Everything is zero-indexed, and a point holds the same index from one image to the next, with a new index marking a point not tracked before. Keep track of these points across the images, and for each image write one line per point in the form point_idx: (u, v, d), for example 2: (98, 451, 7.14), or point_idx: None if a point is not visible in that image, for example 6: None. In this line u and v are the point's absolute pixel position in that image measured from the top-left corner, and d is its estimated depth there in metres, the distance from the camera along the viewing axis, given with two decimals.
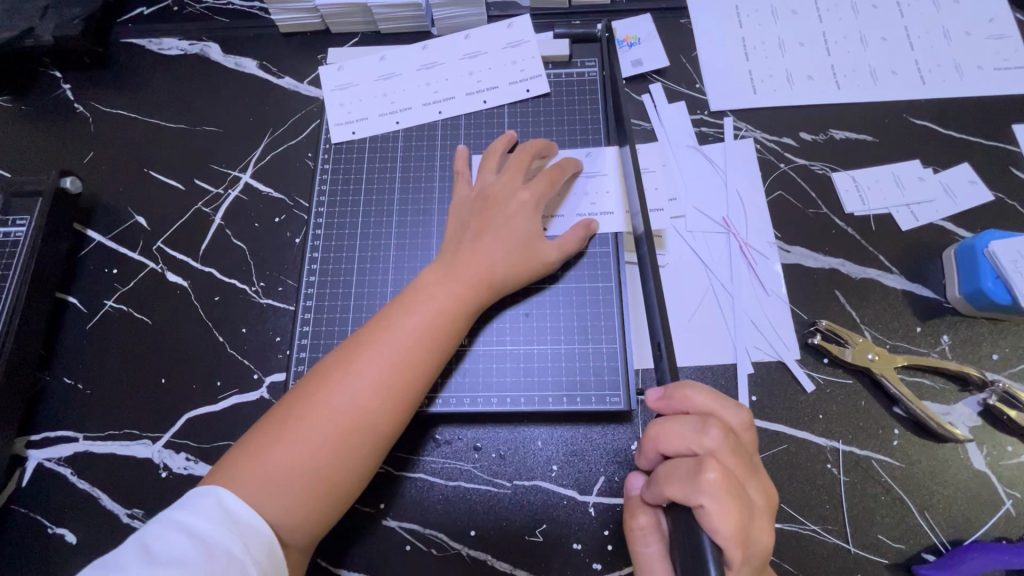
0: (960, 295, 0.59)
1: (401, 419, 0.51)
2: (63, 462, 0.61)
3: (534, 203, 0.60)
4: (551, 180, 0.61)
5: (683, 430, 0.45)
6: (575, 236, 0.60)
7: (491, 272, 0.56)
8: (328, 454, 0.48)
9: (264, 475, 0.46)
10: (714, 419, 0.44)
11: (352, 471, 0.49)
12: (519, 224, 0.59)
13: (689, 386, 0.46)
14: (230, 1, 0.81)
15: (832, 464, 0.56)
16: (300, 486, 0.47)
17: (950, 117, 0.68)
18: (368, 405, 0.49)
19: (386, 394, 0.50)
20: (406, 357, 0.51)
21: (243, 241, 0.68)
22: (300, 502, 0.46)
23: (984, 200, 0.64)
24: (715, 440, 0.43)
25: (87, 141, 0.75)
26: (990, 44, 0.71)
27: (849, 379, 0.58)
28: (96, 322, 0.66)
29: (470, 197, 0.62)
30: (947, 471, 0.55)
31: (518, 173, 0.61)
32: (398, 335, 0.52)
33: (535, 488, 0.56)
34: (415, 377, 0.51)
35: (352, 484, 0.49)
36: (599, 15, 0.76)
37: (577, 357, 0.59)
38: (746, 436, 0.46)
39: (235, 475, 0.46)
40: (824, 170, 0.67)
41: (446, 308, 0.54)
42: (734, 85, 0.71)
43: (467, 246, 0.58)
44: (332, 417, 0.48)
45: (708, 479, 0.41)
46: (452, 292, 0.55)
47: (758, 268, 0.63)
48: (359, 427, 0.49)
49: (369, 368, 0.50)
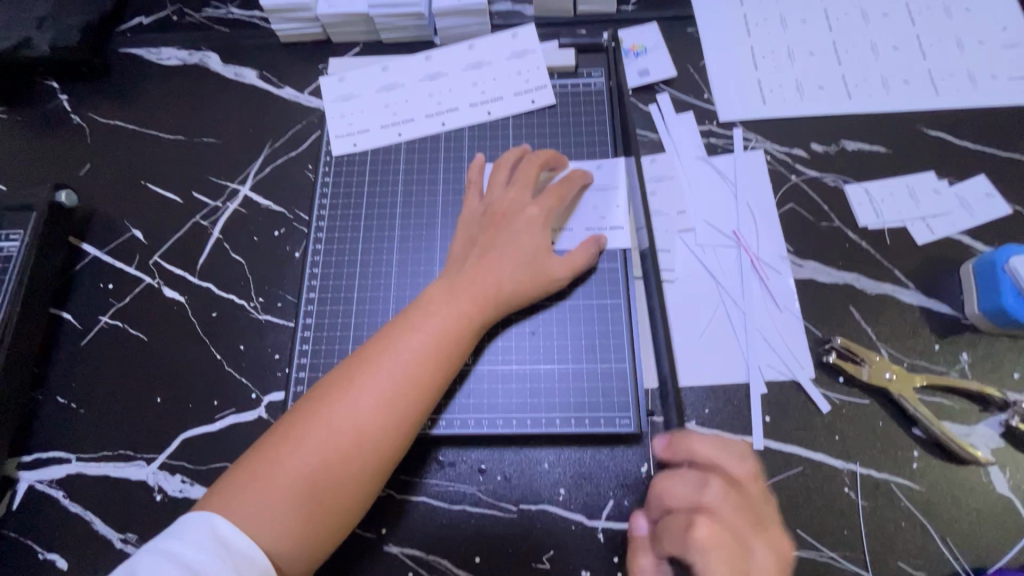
0: (979, 311, 0.57)
1: (403, 442, 0.49)
2: (55, 484, 0.59)
3: (543, 219, 0.58)
4: (559, 195, 0.60)
5: (685, 482, 0.45)
6: (584, 253, 0.58)
7: (497, 288, 0.55)
8: (328, 478, 0.46)
9: (261, 501, 0.44)
10: (714, 472, 0.45)
11: (352, 497, 0.47)
12: (528, 240, 0.57)
13: (694, 437, 0.47)
14: (230, 10, 0.80)
15: (849, 488, 0.54)
16: (299, 512, 0.45)
17: (964, 128, 0.67)
18: (370, 427, 0.48)
19: (390, 415, 0.48)
20: (410, 377, 0.50)
21: (242, 255, 0.67)
22: (298, 529, 0.45)
23: (1002, 213, 0.63)
24: (714, 494, 0.44)
25: (83, 153, 0.74)
26: (1005, 52, 0.69)
27: (866, 399, 0.56)
28: (91, 338, 0.65)
29: (476, 212, 0.60)
30: (969, 495, 0.53)
31: (525, 187, 0.60)
32: (402, 354, 0.50)
33: (541, 512, 0.54)
34: (418, 399, 0.50)
35: (352, 511, 0.47)
36: (604, 24, 0.75)
37: (586, 376, 0.57)
38: (755, 488, 0.46)
39: (230, 500, 0.44)
40: (836, 182, 0.65)
41: (452, 326, 0.52)
42: (743, 95, 0.70)
43: (474, 262, 0.56)
44: (332, 440, 0.47)
45: (703, 537, 0.42)
46: (458, 308, 0.53)
47: (771, 283, 0.61)
48: (361, 450, 0.47)
49: (371, 389, 0.48)
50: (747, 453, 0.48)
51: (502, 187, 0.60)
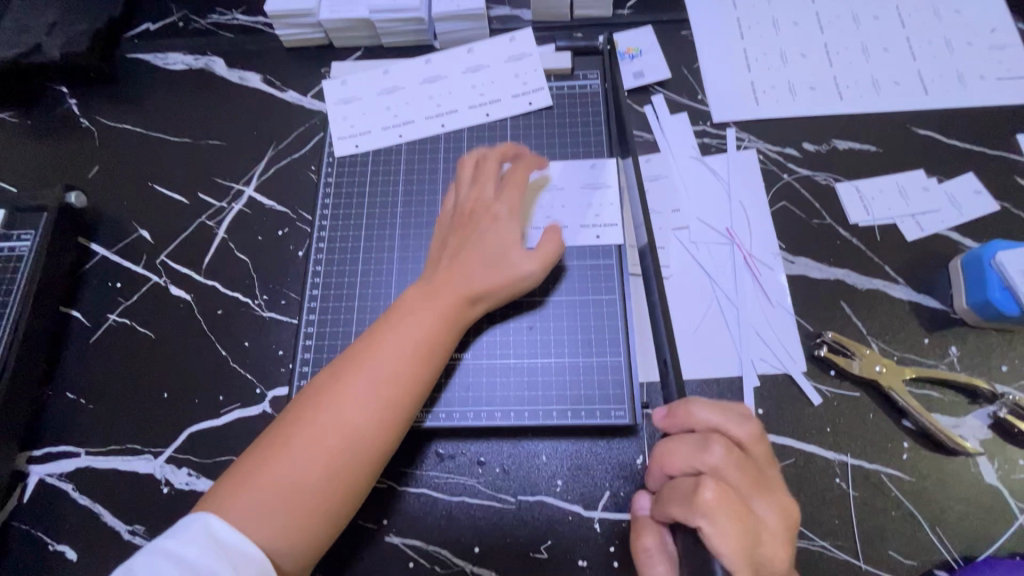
0: (967, 305, 0.58)
1: (393, 438, 0.51)
2: (65, 478, 0.60)
3: (508, 214, 0.60)
4: (518, 186, 0.61)
5: (687, 450, 0.45)
6: (553, 241, 0.59)
7: (472, 285, 0.56)
8: (316, 475, 0.47)
9: (256, 502, 0.46)
10: (717, 435, 0.45)
11: (343, 491, 0.48)
12: (494, 237, 0.58)
13: (692, 402, 0.46)
14: (235, 16, 0.82)
15: (840, 478, 0.55)
16: (290, 509, 0.46)
17: (953, 127, 0.68)
18: (358, 426, 0.49)
19: (371, 410, 0.49)
20: (395, 376, 0.51)
21: (247, 254, 0.69)
22: (291, 525, 0.46)
23: (990, 210, 0.64)
24: (718, 458, 0.43)
25: (91, 156, 0.75)
26: (993, 54, 0.71)
27: (856, 392, 0.57)
28: (100, 336, 0.66)
29: (449, 214, 0.62)
30: (958, 485, 0.54)
31: (489, 185, 0.61)
32: (385, 354, 0.51)
33: (539, 503, 0.55)
34: (404, 396, 0.51)
35: (346, 507, 0.49)
36: (601, 28, 0.77)
37: (582, 370, 0.59)
38: (757, 449, 0.45)
39: (225, 501, 0.46)
40: (827, 181, 0.66)
41: (431, 325, 0.54)
42: (736, 96, 0.71)
43: (449, 264, 0.57)
44: (322, 440, 0.48)
45: (714, 496, 0.41)
46: (438, 309, 0.54)
47: (763, 279, 0.62)
48: (351, 448, 0.48)
49: (357, 390, 0.50)
50: (749, 415, 0.47)
51: (468, 187, 0.62)
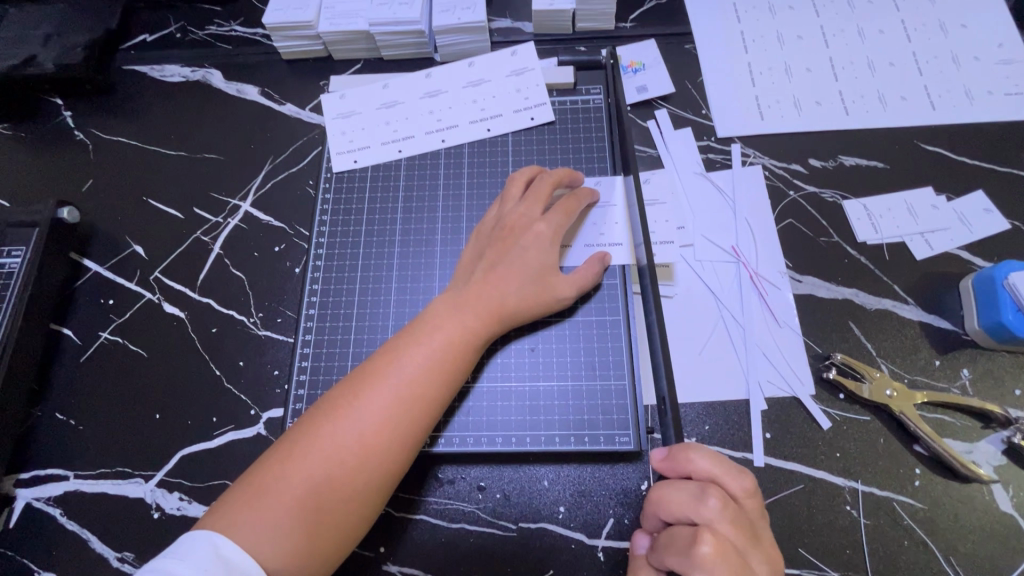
0: (979, 327, 0.57)
1: (406, 459, 0.49)
2: (52, 502, 0.59)
3: (552, 235, 0.58)
4: (569, 212, 0.60)
5: (684, 499, 0.44)
6: (590, 271, 0.58)
7: (504, 303, 0.55)
8: (333, 493, 0.46)
9: (263, 519, 0.44)
10: (714, 486, 0.44)
11: (357, 512, 0.47)
12: (534, 256, 0.57)
13: (694, 449, 0.45)
14: (233, 28, 0.81)
15: (851, 506, 0.53)
16: (302, 529, 0.45)
17: (962, 143, 0.67)
18: (374, 443, 0.48)
19: (394, 430, 0.48)
20: (416, 393, 0.50)
21: (243, 270, 0.67)
22: (300, 545, 0.45)
23: (1000, 228, 0.63)
24: (716, 511, 0.42)
25: (86, 169, 0.74)
26: (1000, 69, 0.70)
27: (866, 415, 0.56)
28: (91, 354, 0.65)
29: (489, 225, 0.61)
30: (972, 514, 0.52)
31: (538, 202, 0.59)
32: (408, 369, 0.50)
33: (540, 530, 0.54)
34: (422, 415, 0.50)
35: (353, 528, 0.47)
36: (603, 41, 0.76)
37: (585, 394, 0.57)
38: (752, 503, 0.44)
39: (235, 518, 0.44)
40: (834, 198, 0.65)
41: (456, 342, 0.52)
42: (740, 111, 0.70)
43: (479, 276, 0.56)
44: (336, 456, 0.47)
45: (707, 549, 0.41)
46: (463, 323, 0.53)
47: (770, 299, 0.61)
48: (367, 469, 0.47)
49: (375, 405, 0.48)
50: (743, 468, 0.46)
51: (516, 200, 0.61)
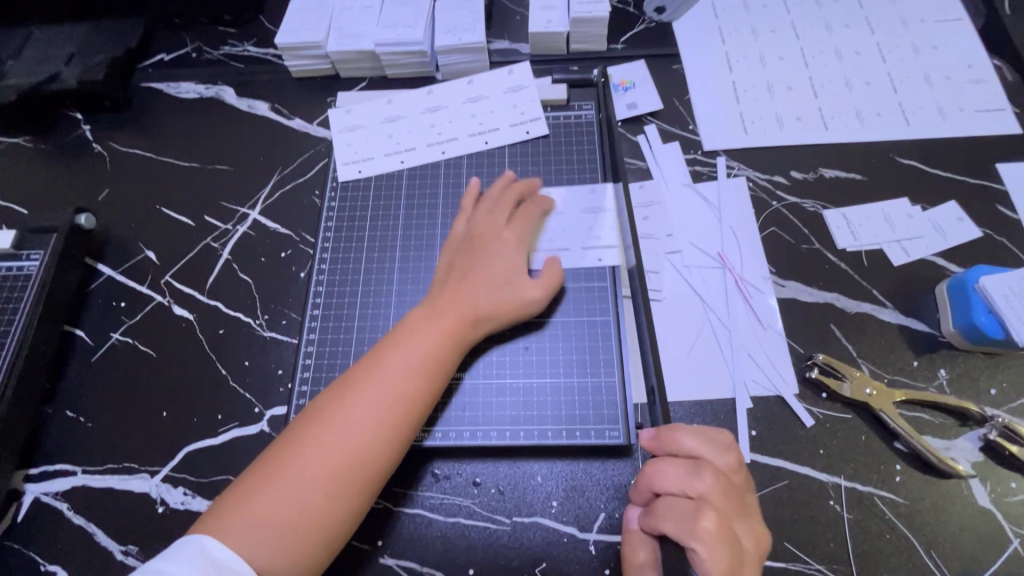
0: (954, 329, 0.59)
1: (393, 459, 0.52)
2: (60, 496, 0.60)
3: (515, 243, 0.62)
4: (526, 219, 0.64)
5: (680, 474, 0.46)
6: (555, 272, 0.61)
7: (479, 307, 0.58)
8: (321, 494, 0.48)
9: (255, 519, 0.46)
10: (705, 463, 0.47)
11: (345, 511, 0.49)
12: (502, 263, 0.60)
13: (679, 429, 0.49)
14: (245, 49, 0.86)
15: (835, 500, 0.55)
16: (292, 530, 0.47)
17: (935, 157, 0.71)
18: (361, 444, 0.50)
19: (378, 432, 0.51)
20: (398, 396, 0.52)
21: (250, 275, 0.70)
22: (290, 545, 0.46)
23: (973, 236, 0.66)
24: (708, 484, 0.46)
25: (102, 179, 0.78)
26: (970, 88, 0.74)
27: (848, 413, 0.58)
28: (102, 354, 0.67)
29: (458, 237, 0.64)
30: (951, 509, 0.54)
31: (501, 213, 0.64)
32: (389, 373, 0.53)
33: (533, 524, 0.55)
34: (406, 416, 0.52)
35: (342, 528, 0.49)
36: (596, 61, 0.80)
37: (577, 390, 0.59)
38: (738, 476, 0.48)
39: (228, 521, 0.46)
40: (815, 208, 0.69)
41: (435, 346, 0.55)
42: (725, 127, 0.74)
43: (455, 284, 0.59)
44: (324, 457, 0.49)
45: (706, 529, 0.43)
46: (441, 329, 0.56)
47: (754, 302, 0.64)
48: (353, 469, 0.49)
49: (359, 408, 0.51)
50: (727, 444, 0.50)
51: (482, 214, 0.65)
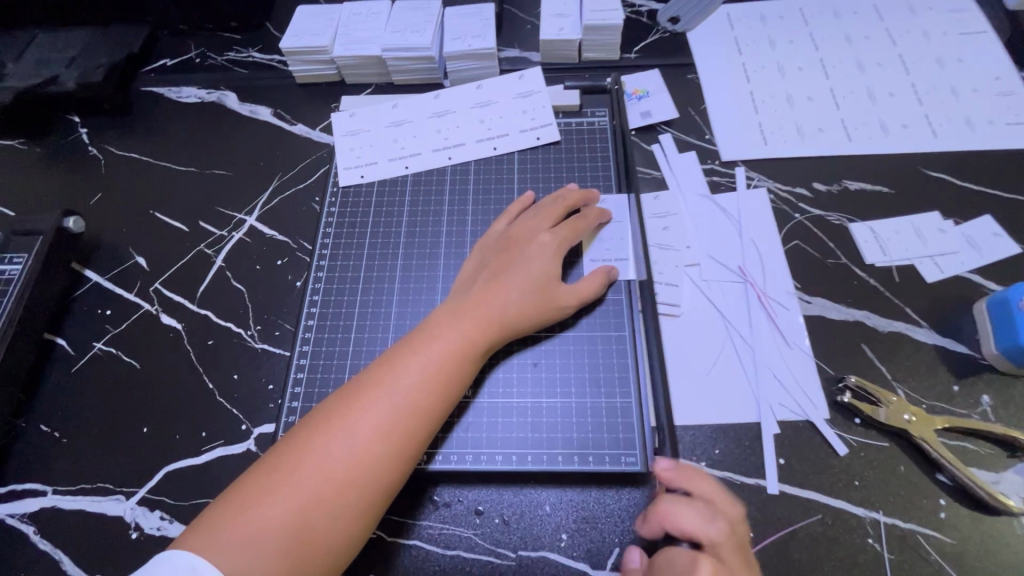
0: (997, 351, 0.55)
1: (401, 476, 0.47)
2: (27, 519, 0.56)
3: (555, 247, 0.58)
4: (574, 228, 0.60)
5: (695, 516, 0.46)
6: (594, 284, 0.58)
7: (506, 308, 0.54)
8: (323, 507, 0.44)
9: (250, 532, 0.42)
10: (718, 510, 0.47)
11: (348, 527, 0.44)
12: (537, 266, 0.57)
13: (699, 476, 0.50)
14: (250, 54, 0.84)
15: (874, 539, 0.50)
16: (290, 544, 0.42)
17: (966, 170, 0.67)
18: (366, 456, 0.46)
19: (389, 440, 0.47)
20: (411, 404, 0.48)
21: (244, 283, 0.67)
22: (285, 562, 0.42)
23: (1010, 252, 0.62)
24: (722, 530, 0.46)
25: (96, 182, 0.75)
26: (999, 100, 0.71)
27: (884, 442, 0.53)
28: (83, 364, 0.63)
29: (493, 237, 0.61)
30: (1003, 550, 0.49)
31: (545, 218, 0.61)
32: (404, 380, 0.49)
33: (541, 560, 0.50)
34: (417, 429, 0.48)
35: (342, 550, 0.44)
36: (608, 70, 0.78)
37: (589, 411, 0.55)
38: (743, 530, 0.48)
39: (217, 533, 0.42)
40: (840, 221, 0.65)
41: (457, 350, 0.51)
42: (744, 136, 0.71)
43: (481, 285, 0.56)
44: (331, 465, 0.45)
45: (711, 574, 0.43)
46: (462, 333, 0.52)
47: (779, 319, 0.60)
48: (360, 480, 0.45)
49: (369, 416, 0.47)
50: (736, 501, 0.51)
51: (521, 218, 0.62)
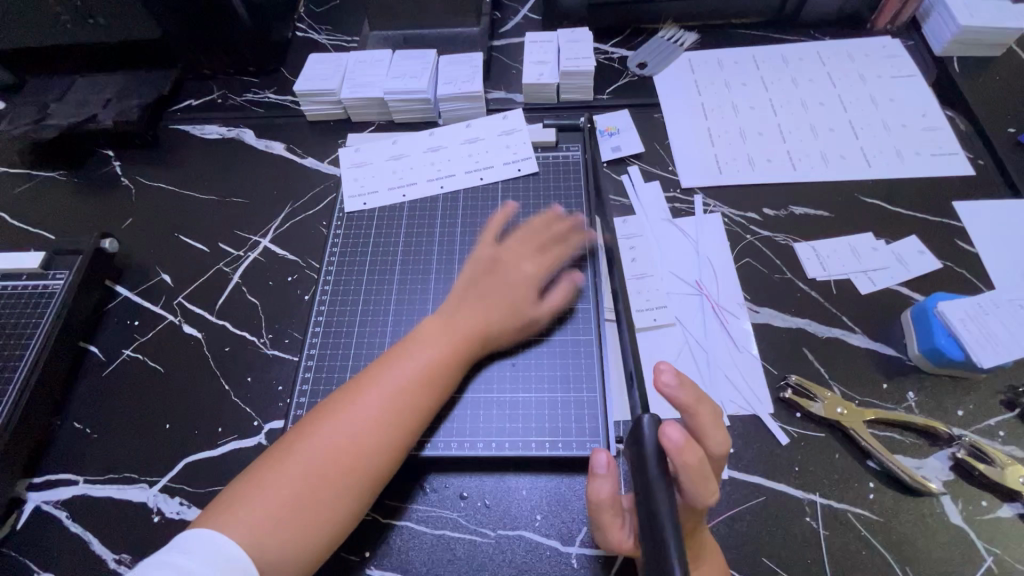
0: (919, 352, 0.63)
1: (395, 457, 0.54)
2: (60, 505, 0.62)
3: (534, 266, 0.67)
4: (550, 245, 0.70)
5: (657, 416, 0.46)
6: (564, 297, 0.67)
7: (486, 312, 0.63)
8: (329, 487, 0.51)
9: (263, 511, 0.49)
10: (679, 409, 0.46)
11: (350, 505, 0.51)
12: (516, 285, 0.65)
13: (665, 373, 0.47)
14: (266, 96, 0.95)
15: (811, 517, 0.56)
16: (300, 519, 0.49)
17: (896, 195, 0.76)
18: (366, 444, 0.53)
19: (387, 430, 0.54)
20: (401, 398, 0.56)
21: (258, 297, 0.75)
22: (296, 534, 0.49)
23: (933, 268, 0.70)
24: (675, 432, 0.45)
25: (127, 209, 0.84)
26: (925, 135, 0.81)
27: (821, 432, 0.61)
28: (113, 369, 0.71)
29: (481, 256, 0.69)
30: (925, 526, 0.55)
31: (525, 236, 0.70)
32: (388, 379, 0.56)
33: (517, 537, 0.57)
34: (409, 420, 0.55)
35: (344, 524, 0.51)
36: (583, 109, 0.88)
37: (561, 404, 0.62)
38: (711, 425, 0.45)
39: (234, 512, 0.48)
40: (786, 241, 0.74)
41: (446, 354, 0.59)
42: (702, 166, 0.81)
43: (469, 301, 0.64)
44: (335, 451, 0.52)
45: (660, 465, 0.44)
46: (452, 342, 0.60)
47: (730, 326, 0.68)
48: (360, 464, 0.52)
49: (369, 409, 0.55)
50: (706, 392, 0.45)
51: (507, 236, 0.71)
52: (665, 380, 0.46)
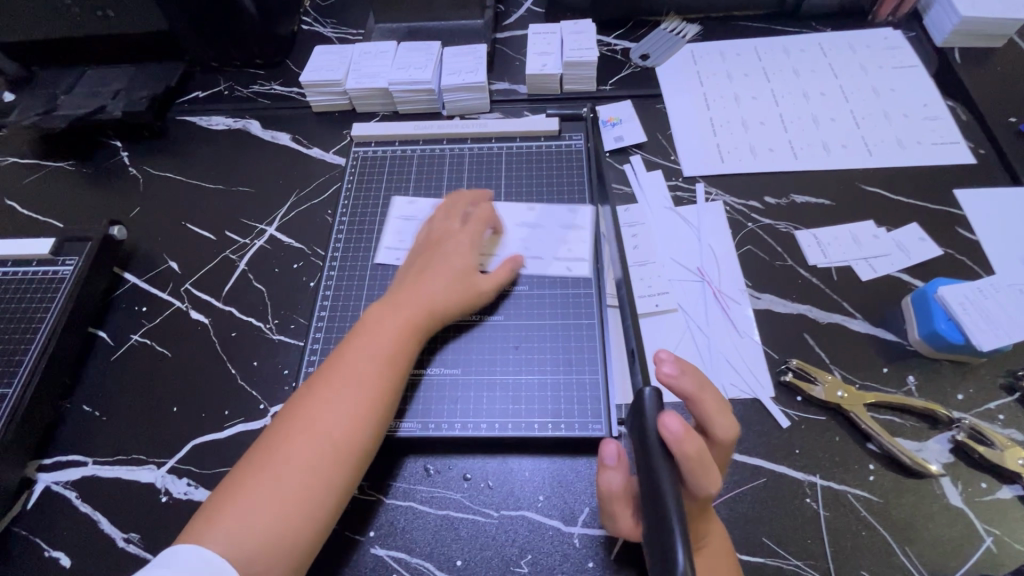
0: (919, 337, 0.63)
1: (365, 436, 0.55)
2: (70, 486, 0.63)
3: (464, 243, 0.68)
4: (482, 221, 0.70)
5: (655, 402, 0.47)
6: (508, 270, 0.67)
7: (426, 289, 0.63)
8: (305, 473, 0.51)
9: (251, 504, 0.50)
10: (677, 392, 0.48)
11: (331, 488, 0.52)
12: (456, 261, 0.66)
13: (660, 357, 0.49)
14: (272, 87, 0.96)
15: (811, 498, 0.57)
16: (285, 506, 0.50)
17: (897, 184, 0.77)
18: (331, 428, 0.54)
19: (351, 411, 0.55)
20: (361, 378, 0.57)
21: (264, 284, 0.76)
22: (283, 523, 0.49)
23: (934, 255, 0.71)
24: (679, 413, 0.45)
25: (135, 198, 0.85)
26: (926, 124, 0.82)
27: (822, 415, 0.61)
28: (121, 354, 0.72)
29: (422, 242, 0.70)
30: (924, 508, 0.56)
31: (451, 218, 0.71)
32: (347, 351, 0.59)
33: (520, 517, 0.57)
34: (371, 397, 0.56)
35: (327, 506, 0.52)
36: (586, 99, 0.89)
37: (563, 387, 0.63)
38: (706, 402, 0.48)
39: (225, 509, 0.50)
40: (788, 229, 0.74)
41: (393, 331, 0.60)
42: (704, 155, 0.81)
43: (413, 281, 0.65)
44: (307, 439, 0.53)
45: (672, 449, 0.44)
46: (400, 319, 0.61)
47: (731, 311, 0.68)
48: (330, 447, 0.53)
49: (330, 394, 0.55)
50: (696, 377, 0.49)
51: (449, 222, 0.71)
52: (666, 371, 0.48)
